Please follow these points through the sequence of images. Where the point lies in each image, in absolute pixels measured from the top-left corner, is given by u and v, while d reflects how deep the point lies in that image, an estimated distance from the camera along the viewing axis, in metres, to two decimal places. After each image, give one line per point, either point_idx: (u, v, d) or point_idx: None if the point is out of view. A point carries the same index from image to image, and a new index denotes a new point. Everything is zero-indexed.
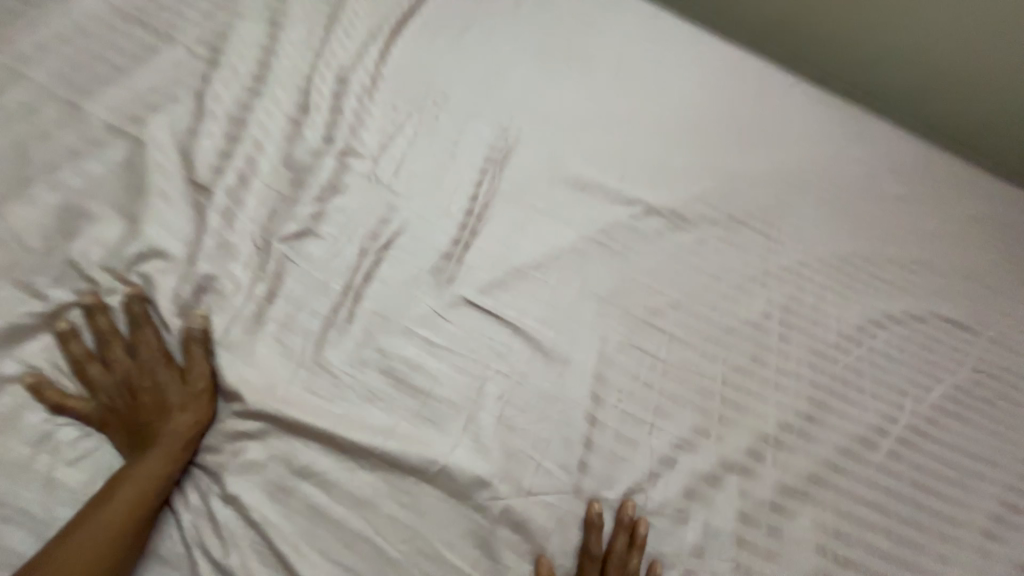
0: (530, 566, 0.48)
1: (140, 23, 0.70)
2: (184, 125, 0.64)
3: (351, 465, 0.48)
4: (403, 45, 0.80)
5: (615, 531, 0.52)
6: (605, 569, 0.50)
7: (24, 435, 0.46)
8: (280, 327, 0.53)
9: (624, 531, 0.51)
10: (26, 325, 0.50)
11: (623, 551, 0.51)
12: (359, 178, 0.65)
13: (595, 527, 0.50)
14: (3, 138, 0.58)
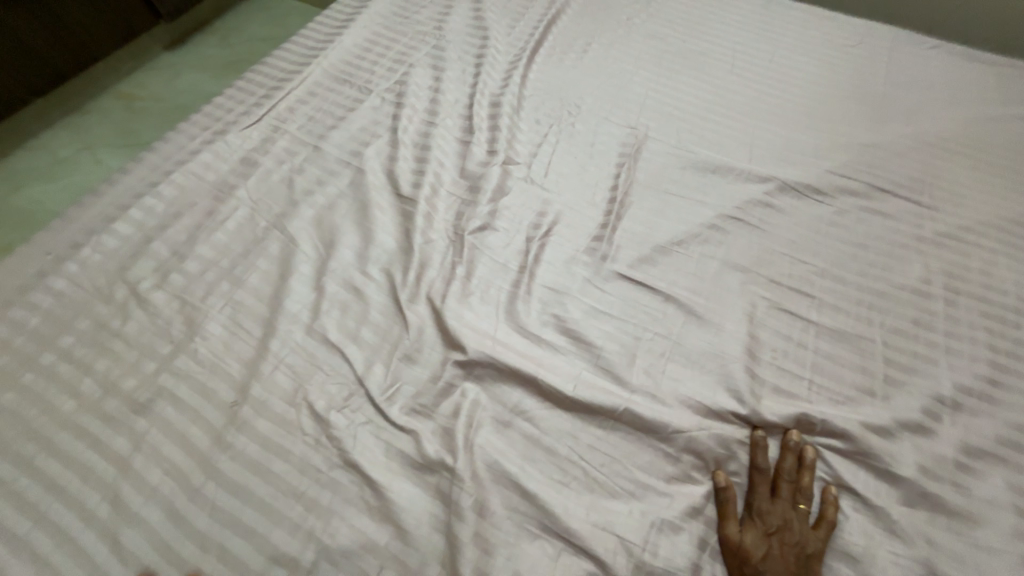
0: (706, 479, 0.55)
1: (348, 83, 0.92)
2: (387, 152, 0.82)
3: (547, 404, 0.59)
4: (538, 70, 0.95)
5: (782, 453, 0.56)
6: (778, 484, 0.54)
7: (306, 376, 0.60)
8: (478, 299, 0.67)
9: (791, 452, 0.56)
10: (300, 297, 0.66)
11: (792, 470, 0.55)
12: (519, 180, 0.79)
13: (761, 446, 0.55)
14: (273, 172, 0.80)
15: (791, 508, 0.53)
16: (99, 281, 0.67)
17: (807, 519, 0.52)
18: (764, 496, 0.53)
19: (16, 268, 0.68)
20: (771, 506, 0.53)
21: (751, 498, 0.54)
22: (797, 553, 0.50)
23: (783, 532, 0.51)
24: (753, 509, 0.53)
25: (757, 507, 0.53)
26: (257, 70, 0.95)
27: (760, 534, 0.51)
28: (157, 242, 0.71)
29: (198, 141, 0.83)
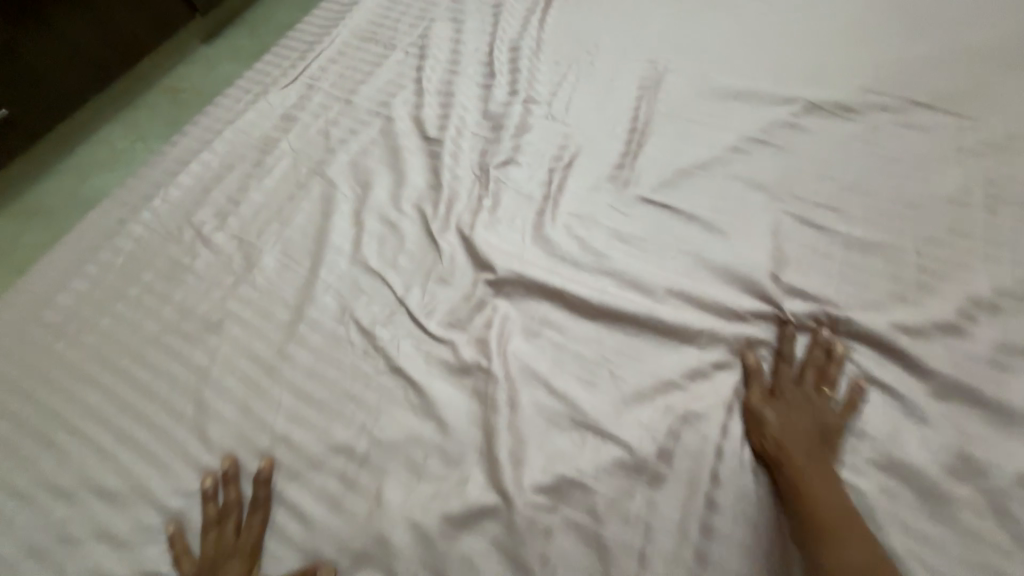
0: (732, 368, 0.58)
1: (374, 40, 0.96)
2: (413, 101, 0.86)
3: (573, 315, 0.62)
4: (556, 14, 0.96)
5: (811, 346, 0.58)
6: (804, 371, 0.57)
7: (357, 300, 0.67)
8: (505, 226, 0.71)
9: (820, 345, 0.58)
10: (345, 233, 0.73)
11: (820, 359, 0.57)
12: (540, 117, 0.81)
13: (788, 336, 0.58)
14: (311, 125, 0.86)
15: (814, 392, 0.55)
16: (169, 227, 0.76)
17: (830, 403, 0.54)
18: (789, 379, 0.56)
19: (102, 220, 0.78)
20: (795, 390, 0.55)
21: (776, 381, 0.56)
22: (817, 428, 0.52)
23: (805, 410, 0.54)
24: (776, 389, 0.56)
25: (780, 388, 0.56)
26: (290, 37, 1.01)
27: (781, 408, 0.54)
28: (215, 192, 0.79)
29: (243, 104, 0.90)
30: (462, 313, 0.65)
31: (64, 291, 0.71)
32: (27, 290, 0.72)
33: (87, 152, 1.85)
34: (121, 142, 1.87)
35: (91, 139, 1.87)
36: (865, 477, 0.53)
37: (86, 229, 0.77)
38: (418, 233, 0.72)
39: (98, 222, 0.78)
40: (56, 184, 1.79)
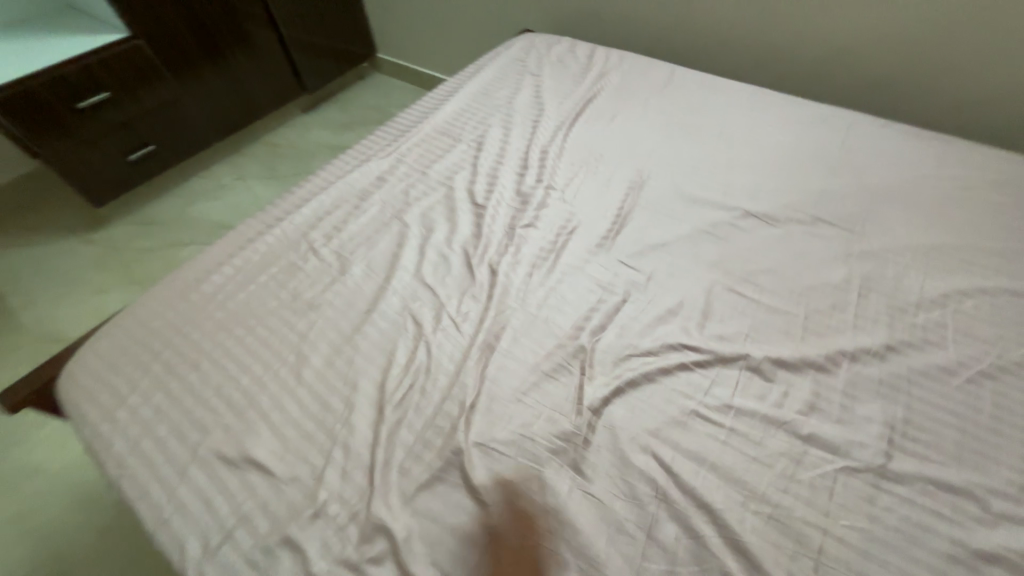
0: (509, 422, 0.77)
1: (446, 134, 1.37)
2: (469, 178, 1.23)
3: (560, 332, 0.91)
4: (576, 132, 1.35)
5: None
6: None
7: (414, 304, 0.97)
8: (522, 267, 1.02)
9: None
10: (411, 259, 1.05)
11: None
12: (555, 198, 1.16)
13: None
14: (396, 185, 1.22)
15: None
16: (292, 240, 1.10)
17: None
18: None
19: (246, 230, 1.13)
20: None
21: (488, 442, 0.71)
22: None
23: None
24: None
25: None
26: (388, 124, 1.43)
27: None
28: (326, 221, 1.14)
29: (351, 165, 1.29)
30: (483, 320, 0.94)
31: (216, 273, 1.04)
32: (192, 269, 1.05)
33: (200, 183, 2.33)
34: (227, 179, 2.36)
35: (205, 174, 2.37)
36: (748, 460, 0.75)
37: (235, 235, 1.12)
38: (453, 274, 1.03)
39: (243, 231, 1.13)
40: (171, 203, 2.24)
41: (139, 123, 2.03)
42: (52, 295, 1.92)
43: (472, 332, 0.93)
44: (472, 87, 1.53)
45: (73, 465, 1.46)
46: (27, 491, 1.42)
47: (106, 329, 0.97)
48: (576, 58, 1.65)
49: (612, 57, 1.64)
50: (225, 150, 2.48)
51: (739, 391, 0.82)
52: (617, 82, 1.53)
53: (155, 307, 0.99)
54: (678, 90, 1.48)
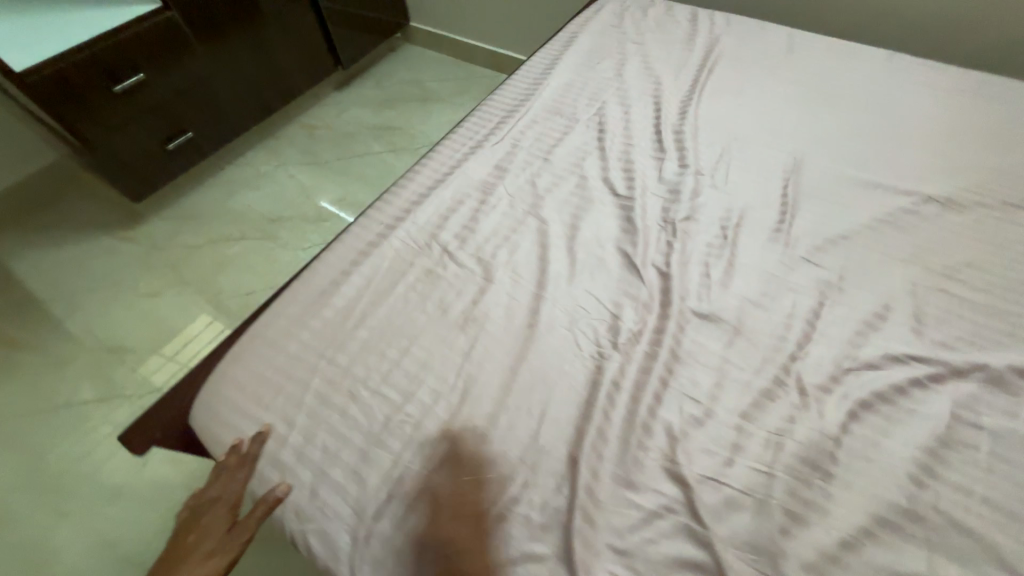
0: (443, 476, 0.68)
1: (558, 114, 1.22)
2: (600, 165, 1.10)
3: (760, 343, 0.81)
4: (705, 106, 1.21)
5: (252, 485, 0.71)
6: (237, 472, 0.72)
7: (583, 314, 0.85)
8: (692, 267, 0.91)
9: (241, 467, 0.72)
10: (564, 262, 0.93)
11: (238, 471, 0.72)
12: (708, 186, 1.03)
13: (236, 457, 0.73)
14: (520, 175, 1.09)
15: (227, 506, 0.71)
16: (420, 243, 0.97)
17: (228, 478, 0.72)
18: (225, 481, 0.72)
19: (363, 233, 1.00)
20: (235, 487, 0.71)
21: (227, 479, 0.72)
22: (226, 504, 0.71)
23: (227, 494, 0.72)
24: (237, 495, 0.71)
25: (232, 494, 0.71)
26: (487, 104, 1.28)
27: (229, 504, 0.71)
28: (452, 220, 1.00)
29: (462, 153, 1.14)
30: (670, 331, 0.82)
31: (344, 283, 0.91)
32: (315, 280, 0.93)
33: (238, 172, 2.14)
34: (267, 165, 2.18)
35: (242, 161, 2.18)
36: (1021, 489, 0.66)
37: (352, 239, 0.99)
38: (615, 276, 0.91)
39: (360, 234, 1.00)
40: (210, 195, 2.06)
41: (175, 106, 1.83)
42: (94, 299, 1.75)
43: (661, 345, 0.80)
44: (572, 58, 1.36)
45: (157, 487, 1.36)
46: (112, 517, 1.32)
47: (233, 354, 0.84)
48: (677, 21, 1.48)
49: (718, 19, 1.47)
50: (259, 135, 2.28)
51: (987, 408, 0.73)
52: (733, 49, 1.37)
53: (283, 326, 0.86)
54: (806, 55, 1.32)
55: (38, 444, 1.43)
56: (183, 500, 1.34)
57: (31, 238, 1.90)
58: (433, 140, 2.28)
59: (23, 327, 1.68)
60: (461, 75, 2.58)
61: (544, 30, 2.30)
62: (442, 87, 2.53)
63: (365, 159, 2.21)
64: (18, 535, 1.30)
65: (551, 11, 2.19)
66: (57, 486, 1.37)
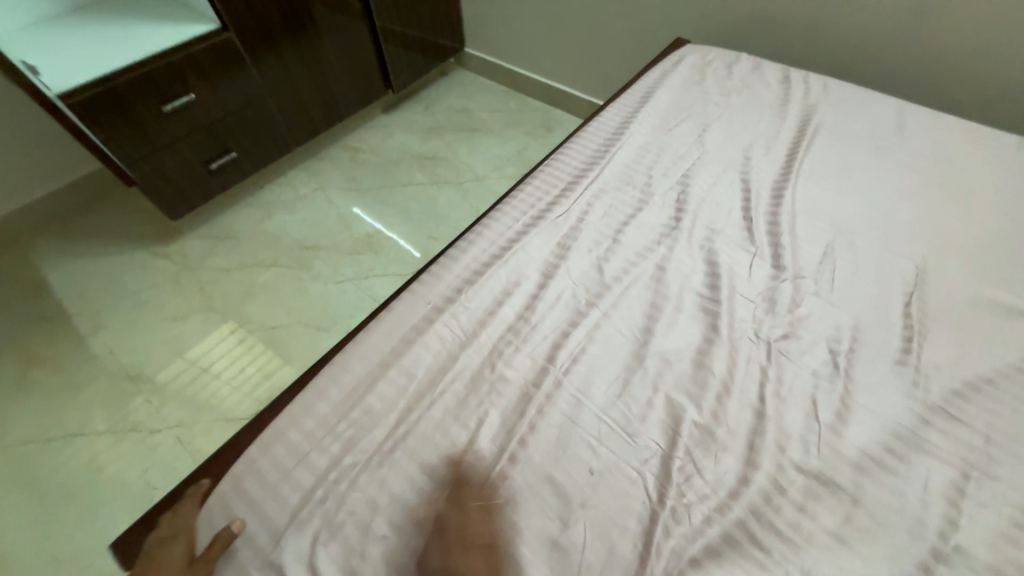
0: None
1: (631, 184, 1.09)
2: (679, 253, 0.96)
3: (886, 523, 0.65)
4: (803, 190, 1.05)
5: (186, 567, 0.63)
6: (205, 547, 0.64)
7: (663, 454, 0.71)
8: (793, 403, 0.76)
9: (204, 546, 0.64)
10: (639, 378, 0.78)
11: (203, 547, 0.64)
12: (811, 295, 0.88)
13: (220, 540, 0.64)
14: (588, 258, 0.96)
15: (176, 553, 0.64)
16: (471, 334, 0.84)
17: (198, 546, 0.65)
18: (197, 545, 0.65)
19: (406, 312, 0.88)
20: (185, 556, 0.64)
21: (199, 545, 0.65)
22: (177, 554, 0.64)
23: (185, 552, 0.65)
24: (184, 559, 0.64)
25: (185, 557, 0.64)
26: (551, 164, 1.16)
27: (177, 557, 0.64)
28: (508, 307, 0.88)
29: (521, 222, 1.02)
30: (771, 493, 0.67)
31: (381, 378, 0.79)
32: (348, 368, 0.81)
33: (277, 193, 2.09)
34: (306, 188, 2.12)
35: (283, 182, 2.13)
36: None
37: (393, 319, 0.88)
38: (700, 404, 0.75)
39: (403, 314, 0.88)
40: (247, 215, 2.01)
41: (222, 125, 1.78)
42: (122, 318, 1.70)
43: (761, 510, 0.65)
44: (648, 118, 1.23)
45: None
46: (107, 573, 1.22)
47: (249, 455, 0.73)
48: (765, 82, 1.33)
49: (813, 84, 1.31)
50: (303, 154, 2.23)
51: None
52: (833, 120, 1.21)
53: (309, 425, 0.75)
54: (921, 135, 1.15)
55: (47, 476, 1.37)
56: None
57: (68, 246, 1.88)
58: (479, 175, 2.18)
59: (47, 341, 1.64)
60: (512, 106, 2.49)
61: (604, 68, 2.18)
62: (491, 117, 2.44)
63: (406, 189, 2.12)
64: None
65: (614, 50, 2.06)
66: (58, 527, 1.29)
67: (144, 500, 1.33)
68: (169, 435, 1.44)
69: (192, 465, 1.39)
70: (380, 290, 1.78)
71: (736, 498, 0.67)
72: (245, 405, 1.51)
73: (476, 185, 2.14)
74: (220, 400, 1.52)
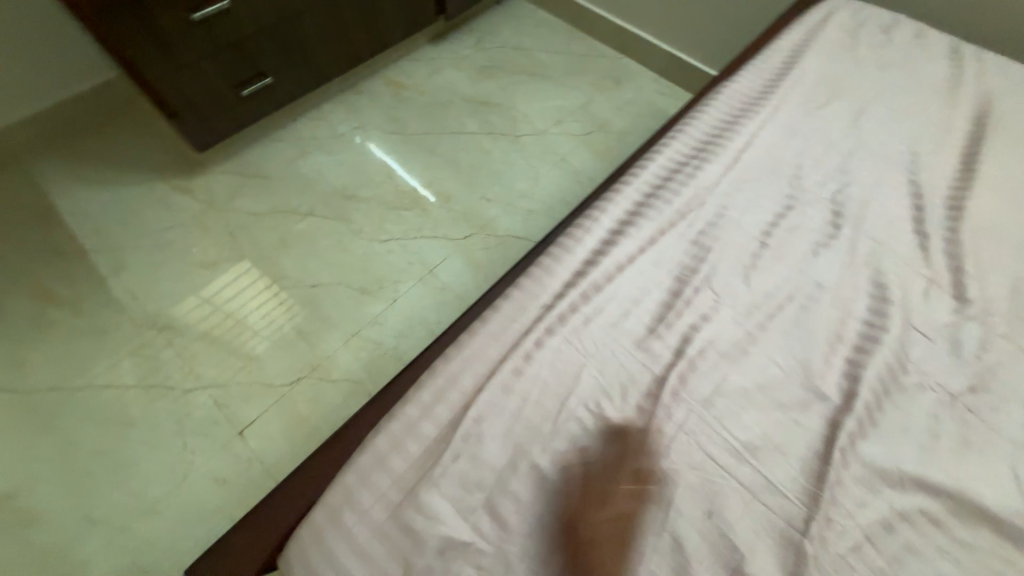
0: None
1: (778, 175, 0.91)
2: (841, 270, 0.80)
3: None
4: (984, 200, 0.88)
5: None
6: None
7: (845, 523, 0.60)
8: (990, 472, 0.64)
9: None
10: (812, 426, 0.66)
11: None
12: (1002, 338, 0.74)
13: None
14: (731, 264, 0.79)
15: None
16: (600, 351, 0.71)
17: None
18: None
19: (518, 315, 0.73)
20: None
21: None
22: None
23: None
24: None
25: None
26: (678, 133, 0.95)
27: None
28: (633, 321, 0.74)
29: (650, 209, 0.83)
30: None
31: (495, 397, 0.65)
32: (455, 383, 0.67)
33: (312, 129, 1.85)
34: (344, 126, 1.88)
35: (317, 116, 1.88)
36: None
37: (502, 322, 0.72)
38: (885, 465, 0.63)
39: (514, 317, 0.73)
40: (278, 153, 1.78)
41: (256, 45, 1.52)
42: (146, 259, 1.54)
43: None
44: (792, 91, 1.02)
45: (203, 510, 1.19)
46: (148, 535, 1.16)
47: (346, 483, 0.61)
48: (929, 57, 1.11)
49: (989, 65, 1.09)
50: (339, 86, 1.96)
51: None
52: (1016, 112, 1.01)
53: (414, 453, 0.62)
54: None
55: (75, 428, 1.27)
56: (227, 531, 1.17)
57: (78, 170, 1.67)
58: (538, 129, 1.94)
59: (62, 279, 1.48)
60: (576, 49, 2.18)
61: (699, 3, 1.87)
62: (552, 60, 2.15)
63: (456, 138, 1.89)
64: (43, 535, 1.14)
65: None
66: (90, 483, 1.20)
67: (182, 465, 1.24)
68: (205, 394, 1.34)
69: (232, 431, 1.29)
70: (429, 253, 1.62)
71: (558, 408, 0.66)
72: (285, 370, 1.39)
73: (534, 140, 1.90)
74: (258, 362, 1.39)
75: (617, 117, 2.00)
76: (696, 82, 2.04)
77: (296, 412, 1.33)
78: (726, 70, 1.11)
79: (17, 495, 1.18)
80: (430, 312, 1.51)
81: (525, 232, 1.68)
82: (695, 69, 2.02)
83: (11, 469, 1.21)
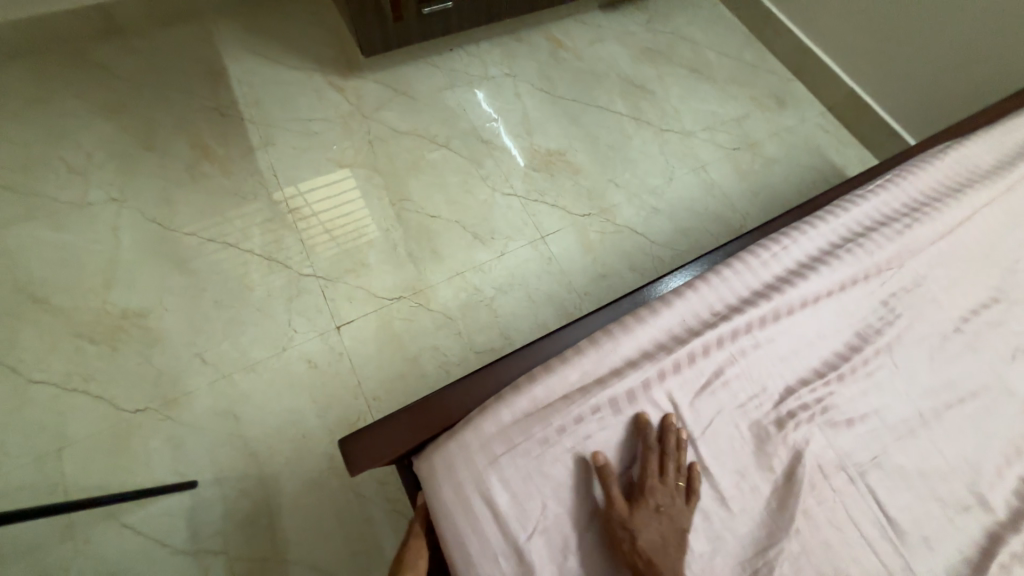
0: None
1: (993, 262, 0.83)
2: None
3: None
4: None
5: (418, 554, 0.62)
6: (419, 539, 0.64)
7: None
8: None
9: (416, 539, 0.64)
10: (971, 532, 0.64)
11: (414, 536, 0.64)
12: None
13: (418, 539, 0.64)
14: (921, 340, 0.74)
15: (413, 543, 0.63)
16: (764, 381, 0.68)
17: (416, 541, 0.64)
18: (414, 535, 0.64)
19: (689, 317, 0.71)
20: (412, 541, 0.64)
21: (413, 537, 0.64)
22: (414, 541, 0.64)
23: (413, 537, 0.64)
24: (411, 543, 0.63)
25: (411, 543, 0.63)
26: (893, 181, 0.86)
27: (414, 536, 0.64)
28: (804, 362, 0.70)
29: (850, 253, 0.77)
30: None
31: (658, 390, 0.65)
32: (617, 362, 0.67)
33: (466, 64, 1.85)
34: (497, 69, 1.86)
35: (474, 52, 1.88)
36: None
37: (672, 318, 0.70)
38: None
39: (684, 317, 0.71)
40: (429, 78, 1.80)
41: None
42: (292, 143, 1.62)
43: None
44: None
45: (292, 385, 1.29)
46: (243, 391, 1.27)
47: (499, 418, 0.62)
48: None
49: None
50: (502, 28, 1.94)
51: None
52: None
53: (567, 412, 0.62)
54: None
55: (203, 276, 1.39)
56: (307, 411, 1.27)
57: (252, 41, 1.75)
58: (685, 128, 1.85)
59: (219, 139, 1.59)
60: (748, 57, 2.05)
61: (913, 44, 1.68)
62: (719, 61, 2.02)
63: (601, 114, 1.84)
64: (160, 360, 1.28)
65: (959, 16, 1.54)
66: (206, 328, 1.33)
67: (282, 339, 1.34)
68: (315, 283, 1.42)
69: (330, 323, 1.38)
70: (546, 220, 1.61)
71: (714, 420, 0.65)
72: (389, 285, 1.45)
73: (678, 139, 1.83)
74: (368, 270, 1.46)
75: (770, 141, 1.88)
76: (868, 129, 1.88)
77: (390, 328, 1.40)
78: (953, 129, 0.99)
79: (146, 316, 1.32)
80: (533, 277, 1.52)
81: (643, 229, 1.64)
82: (874, 114, 1.85)
83: (147, 292, 1.35)
